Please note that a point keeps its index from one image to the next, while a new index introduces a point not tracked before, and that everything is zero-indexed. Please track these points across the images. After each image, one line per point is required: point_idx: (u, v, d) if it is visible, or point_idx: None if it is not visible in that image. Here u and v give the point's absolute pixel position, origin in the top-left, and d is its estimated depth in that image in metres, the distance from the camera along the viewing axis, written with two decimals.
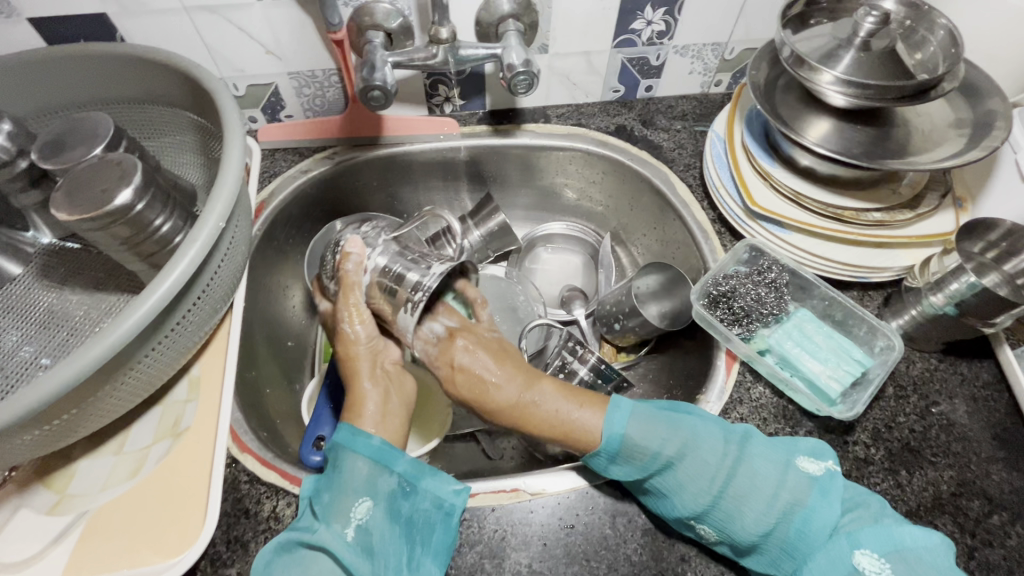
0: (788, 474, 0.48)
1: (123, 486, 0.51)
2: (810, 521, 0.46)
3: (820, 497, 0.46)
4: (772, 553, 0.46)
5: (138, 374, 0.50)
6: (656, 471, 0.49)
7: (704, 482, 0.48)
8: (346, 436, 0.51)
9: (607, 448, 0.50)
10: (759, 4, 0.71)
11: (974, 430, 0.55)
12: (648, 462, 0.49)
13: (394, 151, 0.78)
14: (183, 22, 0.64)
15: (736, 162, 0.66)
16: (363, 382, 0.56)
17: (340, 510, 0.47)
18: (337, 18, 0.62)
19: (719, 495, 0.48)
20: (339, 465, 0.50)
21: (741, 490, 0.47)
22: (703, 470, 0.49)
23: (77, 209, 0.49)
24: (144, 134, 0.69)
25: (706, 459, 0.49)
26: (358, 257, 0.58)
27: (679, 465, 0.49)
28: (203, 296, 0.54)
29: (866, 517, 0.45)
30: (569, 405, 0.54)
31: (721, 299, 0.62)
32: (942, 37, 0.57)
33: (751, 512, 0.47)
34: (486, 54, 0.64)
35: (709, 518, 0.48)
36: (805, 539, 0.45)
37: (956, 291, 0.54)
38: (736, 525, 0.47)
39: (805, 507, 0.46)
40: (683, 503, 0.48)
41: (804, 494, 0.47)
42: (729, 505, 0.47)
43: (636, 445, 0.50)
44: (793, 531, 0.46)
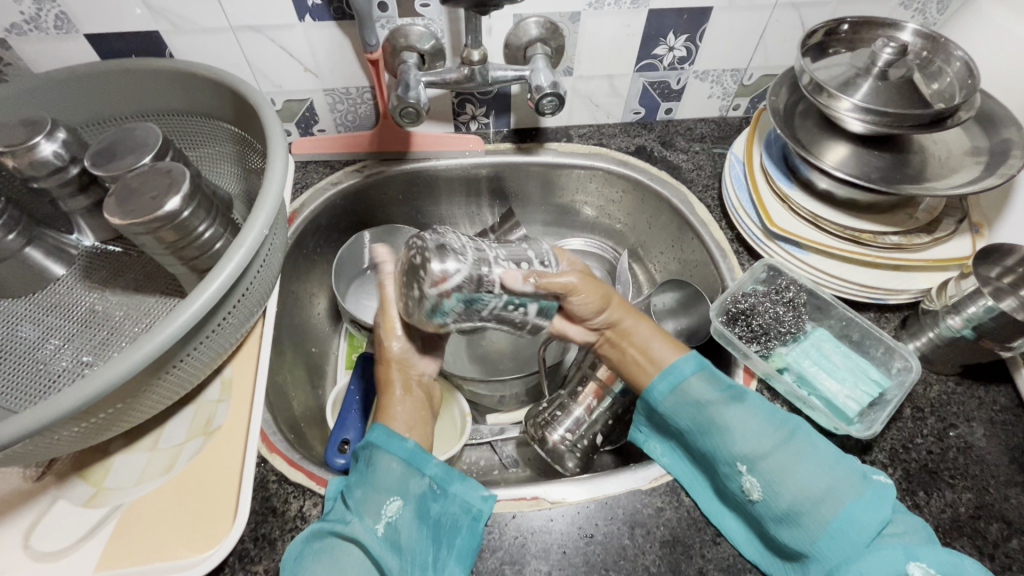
0: (843, 463, 0.48)
1: (157, 481, 0.53)
2: (862, 514, 0.45)
3: (880, 498, 0.46)
4: (810, 532, 0.46)
5: (178, 373, 0.52)
6: (727, 402, 0.52)
7: (766, 428, 0.50)
8: (381, 436, 0.52)
9: (692, 365, 0.54)
10: (778, 32, 0.74)
11: (991, 453, 0.56)
12: (721, 390, 0.53)
13: (420, 166, 0.81)
14: (229, 41, 0.68)
15: (755, 184, 0.68)
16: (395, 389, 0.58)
17: (372, 506, 0.48)
18: (374, 39, 0.65)
19: (773, 445, 0.49)
20: (372, 462, 0.50)
21: (796, 452, 0.48)
22: (768, 420, 0.50)
23: (128, 214, 0.51)
24: (186, 144, 0.72)
25: (770, 414, 0.51)
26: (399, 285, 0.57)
27: (746, 404, 0.51)
28: (242, 300, 0.56)
29: (913, 535, 0.45)
30: (656, 335, 0.58)
31: (740, 316, 0.63)
32: (959, 69, 0.60)
33: (801, 476, 0.47)
34: (515, 75, 0.67)
35: (760, 467, 0.48)
36: (854, 528, 0.45)
37: (973, 314, 0.55)
38: (784, 483, 0.47)
39: (861, 497, 0.46)
40: (742, 439, 0.50)
41: (859, 487, 0.47)
42: (785, 462, 0.48)
43: (712, 378, 0.54)
44: (841, 514, 0.45)
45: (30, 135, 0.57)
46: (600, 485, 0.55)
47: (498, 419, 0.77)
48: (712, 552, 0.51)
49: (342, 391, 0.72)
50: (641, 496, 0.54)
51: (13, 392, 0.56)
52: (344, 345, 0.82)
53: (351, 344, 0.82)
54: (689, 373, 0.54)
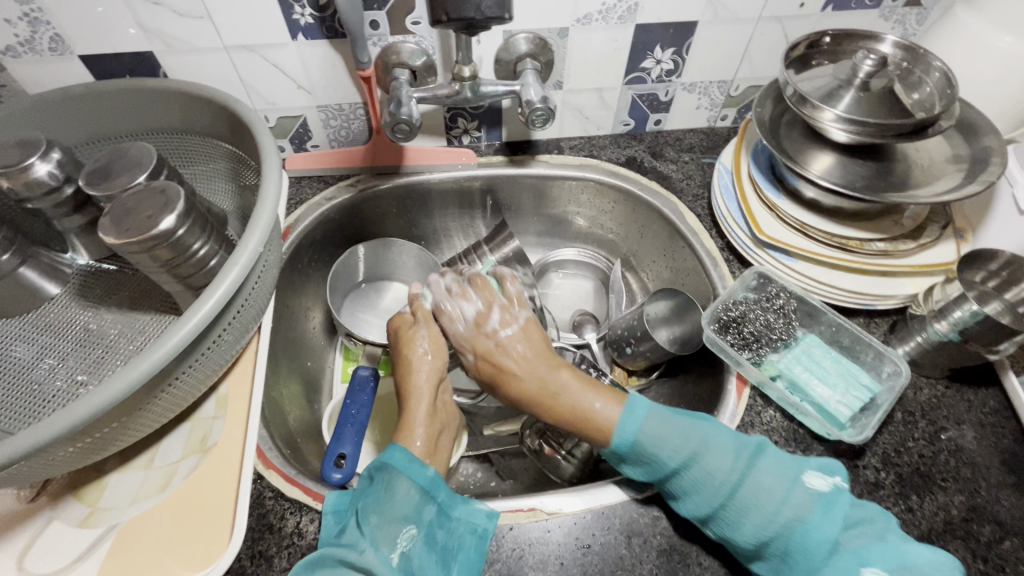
0: (786, 484, 0.48)
1: (152, 500, 0.53)
2: (812, 532, 0.46)
3: (821, 514, 0.46)
4: (774, 563, 0.47)
5: (174, 390, 0.52)
6: (664, 474, 0.50)
7: (703, 487, 0.49)
8: (401, 461, 0.51)
9: (617, 449, 0.52)
10: (762, 46, 0.75)
11: (982, 456, 0.56)
12: (651, 466, 0.51)
13: (414, 180, 0.82)
14: (223, 60, 0.69)
15: (744, 194, 0.69)
16: (421, 414, 0.57)
17: (388, 534, 0.47)
18: (366, 57, 0.66)
19: (717, 498, 0.48)
20: (390, 486, 0.49)
21: (739, 494, 0.48)
22: (704, 478, 0.49)
23: (123, 233, 0.52)
24: (181, 161, 0.73)
25: (710, 470, 0.49)
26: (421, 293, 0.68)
27: (684, 464, 0.49)
28: (237, 317, 0.56)
29: (871, 537, 0.45)
30: (585, 390, 0.57)
31: (732, 324, 0.63)
32: (938, 79, 0.61)
33: (746, 522, 0.47)
34: (505, 90, 0.68)
35: (712, 523, 0.49)
36: (806, 553, 0.45)
37: (959, 318, 0.55)
38: (734, 531, 0.48)
39: (805, 522, 0.46)
40: (688, 504, 0.50)
41: (805, 508, 0.47)
42: (727, 514, 0.48)
43: (643, 452, 0.51)
44: (792, 542, 0.46)
45: (24, 156, 0.57)
46: (597, 494, 0.55)
47: (493, 430, 0.76)
48: (709, 561, 0.51)
49: (339, 405, 0.72)
50: (637, 505, 0.54)
51: (6, 413, 0.56)
52: (340, 360, 0.83)
53: (347, 357, 0.83)
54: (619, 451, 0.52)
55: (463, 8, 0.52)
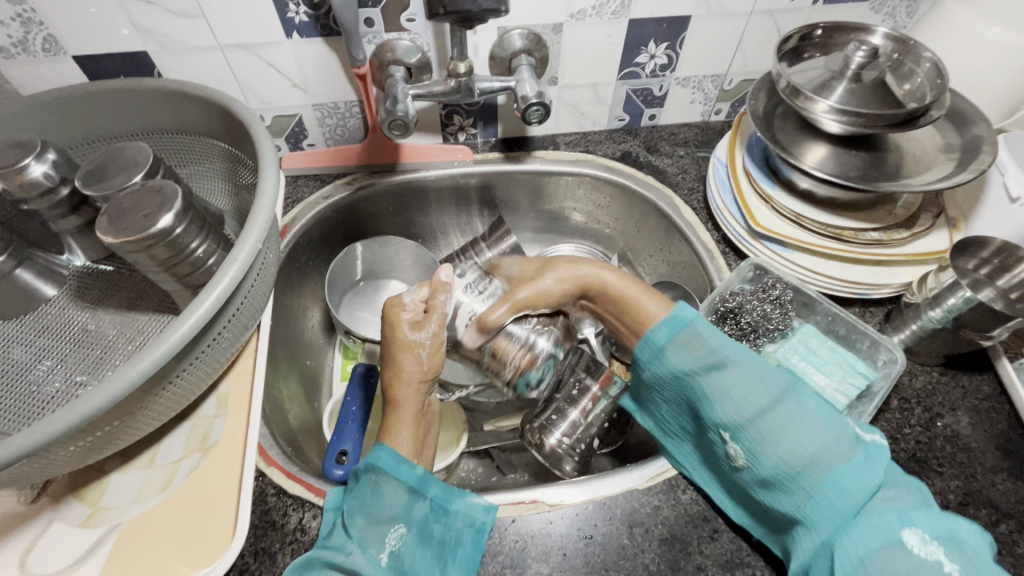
0: (835, 426, 0.47)
1: (154, 499, 0.53)
2: (849, 480, 0.44)
3: (866, 461, 0.45)
4: (797, 497, 0.46)
5: (174, 389, 0.52)
6: (704, 371, 0.52)
7: (747, 393, 0.49)
8: (387, 461, 0.51)
9: (667, 332, 0.55)
10: (755, 39, 0.76)
11: (978, 441, 0.57)
12: (699, 356, 0.53)
13: (410, 177, 0.82)
14: (218, 59, 0.69)
15: (739, 186, 0.70)
16: (406, 422, 0.57)
17: (374, 536, 0.48)
18: (361, 55, 0.67)
19: (754, 408, 0.48)
20: (376, 488, 0.50)
21: (779, 416, 0.47)
22: (747, 387, 0.49)
23: (121, 234, 0.52)
24: (177, 162, 0.72)
25: (755, 377, 0.50)
26: (446, 284, 0.59)
27: (729, 369, 0.51)
28: (236, 315, 0.57)
29: (907, 499, 0.43)
30: (640, 292, 0.60)
31: (729, 315, 0.64)
32: (929, 69, 0.62)
33: (783, 442, 0.46)
34: (501, 86, 0.69)
35: (744, 436, 0.49)
36: (839, 493, 0.44)
37: (953, 305, 0.56)
38: (765, 450, 0.47)
39: (846, 464, 0.44)
40: (725, 408, 0.50)
41: (847, 452, 0.45)
42: (763, 430, 0.47)
43: (692, 342, 0.53)
44: (825, 480, 0.44)
45: (19, 157, 0.57)
46: (597, 486, 0.56)
47: (493, 426, 0.76)
48: (710, 549, 0.52)
49: (338, 402, 0.73)
50: (638, 495, 0.55)
51: (5, 415, 0.56)
52: (339, 358, 0.83)
53: (345, 355, 0.83)
54: (665, 340, 0.55)
55: (460, 2, 0.52)
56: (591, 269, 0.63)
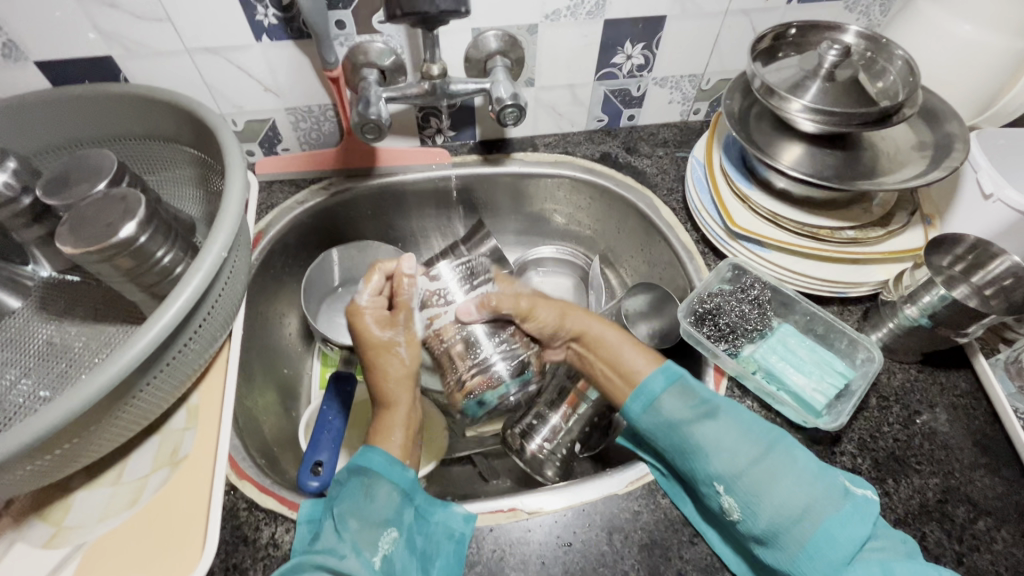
0: (824, 478, 0.48)
1: (120, 517, 0.51)
2: (840, 530, 0.45)
3: (855, 513, 0.46)
4: (790, 551, 0.46)
5: (139, 402, 0.51)
6: (696, 421, 0.51)
7: (739, 446, 0.49)
8: (381, 464, 0.51)
9: (662, 381, 0.54)
10: (731, 39, 0.76)
11: (955, 438, 0.57)
12: (694, 407, 0.52)
13: (388, 181, 0.81)
14: (185, 63, 0.67)
15: (717, 186, 0.69)
16: (398, 424, 0.59)
17: (367, 539, 0.47)
18: (333, 57, 0.66)
19: (748, 459, 0.49)
20: (369, 490, 0.50)
21: (770, 467, 0.48)
22: (738, 438, 0.50)
23: (81, 243, 0.50)
24: (146, 168, 0.71)
25: (745, 427, 0.51)
26: (410, 278, 0.64)
27: (721, 420, 0.51)
28: (205, 324, 0.55)
29: (894, 551, 0.45)
30: (633, 348, 0.61)
31: (707, 316, 0.63)
32: (901, 67, 0.62)
33: (777, 493, 0.47)
34: (475, 88, 0.68)
35: (735, 488, 0.48)
36: (833, 544, 0.44)
37: (928, 303, 0.56)
38: (758, 501, 0.47)
39: (837, 515, 0.45)
40: (716, 457, 0.49)
41: (837, 502, 0.46)
42: (757, 481, 0.48)
43: (685, 392, 0.53)
44: (817, 532, 0.45)
45: None
46: (577, 492, 0.55)
47: (477, 431, 0.75)
48: (690, 553, 0.51)
49: (315, 412, 0.71)
50: (618, 501, 0.54)
51: None
52: (318, 366, 0.82)
53: (324, 363, 0.82)
54: (660, 389, 0.54)
55: (417, 5, 0.51)
56: (594, 325, 0.65)
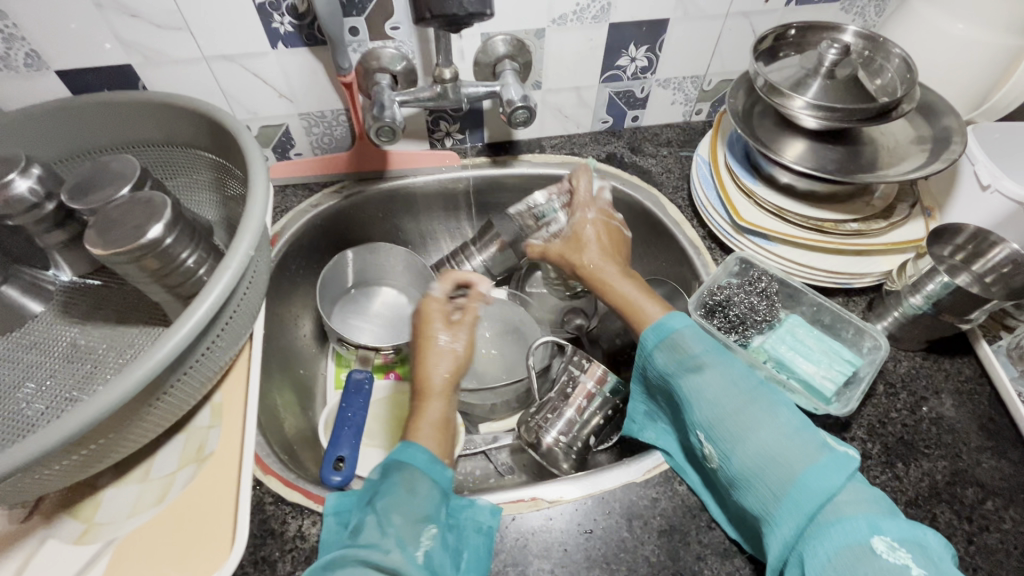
0: (806, 431, 0.47)
1: (149, 513, 0.52)
2: (810, 479, 0.44)
3: (831, 465, 0.45)
4: (763, 498, 0.47)
5: (167, 400, 0.52)
6: (682, 374, 0.54)
7: (721, 397, 0.51)
8: (423, 461, 0.51)
9: (653, 337, 0.58)
10: (732, 41, 0.78)
11: (962, 422, 0.59)
12: (683, 362, 0.55)
13: (399, 184, 0.83)
14: (202, 71, 0.69)
15: (722, 182, 0.71)
16: (432, 414, 0.57)
17: (411, 532, 0.45)
18: (346, 63, 0.67)
19: (727, 408, 0.50)
20: (410, 485, 0.48)
21: (750, 417, 0.49)
22: (721, 391, 0.51)
23: (110, 245, 0.52)
24: (165, 173, 0.72)
25: (734, 381, 0.52)
26: (483, 294, 0.67)
27: (707, 374, 0.53)
28: (229, 323, 0.57)
29: (875, 506, 0.42)
30: (643, 293, 0.63)
31: (717, 309, 0.65)
32: (898, 65, 0.64)
33: (752, 442, 0.48)
34: (486, 91, 0.70)
35: (716, 437, 0.50)
36: (802, 492, 0.44)
37: (932, 291, 0.58)
38: (734, 450, 0.49)
39: (810, 466, 0.45)
40: (699, 408, 0.52)
41: (815, 454, 0.46)
42: (733, 431, 0.49)
43: (678, 346, 0.56)
44: (787, 480, 0.45)
45: (3, 172, 0.57)
46: (597, 480, 0.56)
47: (490, 429, 0.79)
48: (708, 538, 0.53)
49: (333, 410, 0.72)
50: (636, 488, 0.55)
51: None
52: (332, 367, 0.83)
53: (339, 363, 0.83)
54: (652, 345, 0.58)
55: (446, 6, 0.53)
56: (606, 271, 0.67)
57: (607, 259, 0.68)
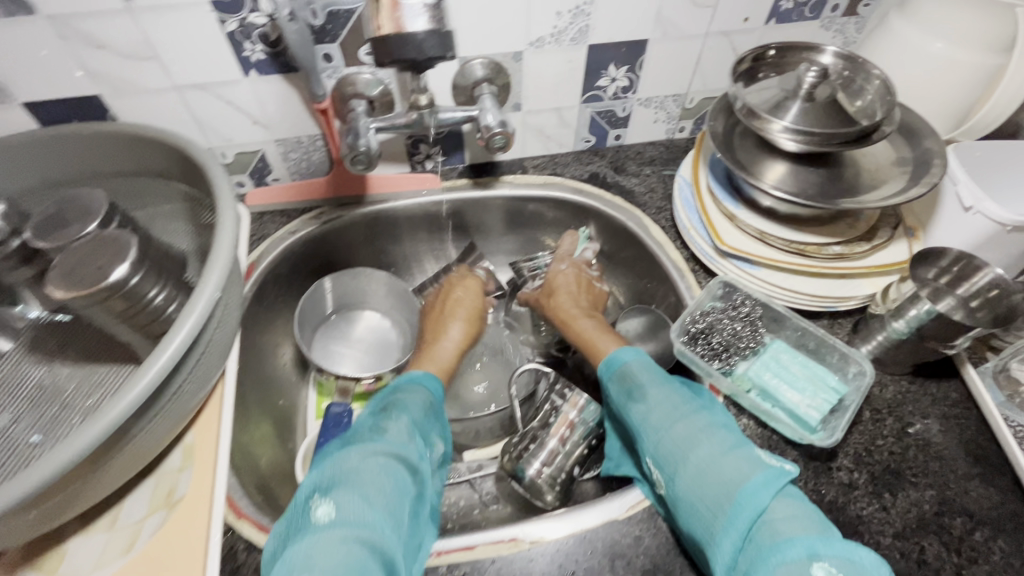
0: (741, 450, 0.48)
1: (116, 564, 0.50)
2: (743, 497, 0.44)
3: (762, 480, 0.44)
4: (704, 522, 0.45)
5: (133, 447, 0.51)
6: (629, 402, 0.56)
7: (664, 420, 0.52)
8: (439, 395, 0.65)
9: (606, 370, 0.61)
10: (712, 59, 0.77)
11: (949, 448, 0.58)
12: (631, 390, 0.56)
13: (379, 208, 0.82)
14: (174, 99, 0.68)
15: (704, 205, 0.70)
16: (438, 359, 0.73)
17: (422, 444, 0.57)
18: (322, 90, 0.67)
19: (668, 430, 0.51)
20: (429, 409, 0.62)
21: (689, 438, 0.49)
22: (663, 414, 0.52)
23: (73, 287, 0.50)
24: (133, 206, 0.69)
25: (675, 405, 0.53)
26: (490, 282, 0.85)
27: (651, 399, 0.54)
28: (198, 364, 0.55)
29: (805, 523, 0.42)
30: (600, 333, 0.69)
31: (701, 335, 0.64)
32: (878, 86, 0.63)
33: (692, 464, 0.48)
34: (463, 116, 0.69)
35: (661, 462, 0.50)
36: (737, 510, 0.44)
37: (914, 317, 0.57)
38: (676, 473, 0.48)
39: (743, 483, 0.45)
40: (646, 433, 0.52)
41: (748, 471, 0.45)
42: (675, 454, 0.49)
43: (626, 377, 0.58)
44: (723, 499, 0.45)
45: None
46: (580, 518, 0.54)
47: (475, 456, 0.78)
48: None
49: (312, 444, 0.72)
50: (618, 526, 0.54)
51: None
52: (313, 396, 0.81)
53: (320, 394, 0.81)
54: (605, 377, 0.60)
55: (405, 52, 0.51)
56: (573, 313, 0.73)
57: (573, 303, 0.76)
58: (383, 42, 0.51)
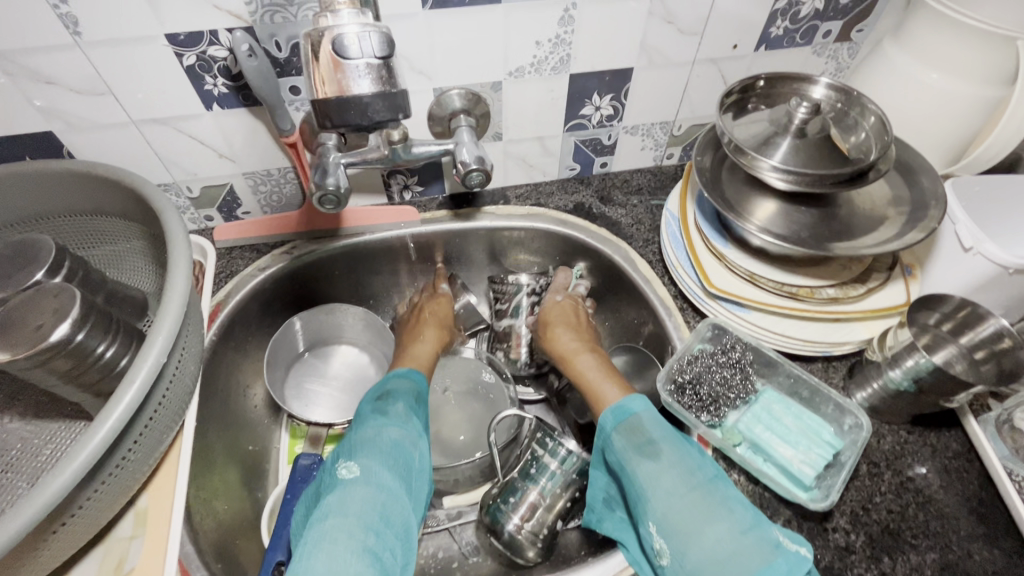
0: (759, 529, 0.45)
1: None
2: None
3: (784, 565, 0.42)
4: None
5: (75, 521, 0.47)
6: (637, 458, 0.52)
7: (676, 485, 0.48)
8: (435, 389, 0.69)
9: (612, 419, 0.56)
10: (700, 86, 0.74)
11: (951, 506, 0.55)
12: (640, 445, 0.53)
13: (354, 241, 0.78)
14: (133, 135, 0.64)
15: (692, 244, 0.67)
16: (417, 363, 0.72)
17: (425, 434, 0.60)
18: (287, 124, 0.63)
19: (681, 498, 0.48)
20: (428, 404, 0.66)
21: (703, 510, 0.46)
22: (675, 479, 0.49)
23: (12, 348, 0.47)
24: (88, 244, 0.67)
25: (687, 471, 0.49)
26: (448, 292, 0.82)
27: (663, 461, 0.50)
28: (149, 425, 0.51)
29: None
30: (604, 376, 0.65)
31: (688, 386, 0.60)
32: (873, 124, 0.61)
33: (705, 540, 0.45)
34: (438, 150, 0.65)
35: (668, 532, 0.47)
36: None
37: (912, 366, 0.54)
38: (687, 547, 0.45)
39: (763, 567, 0.42)
40: (653, 498, 0.49)
41: (768, 555, 0.43)
42: (687, 526, 0.46)
43: (634, 429, 0.54)
44: None
45: None
46: None
47: (455, 502, 0.74)
48: None
49: (280, 496, 0.68)
50: None
51: None
52: (286, 439, 0.79)
53: (293, 436, 0.79)
54: (611, 427, 0.56)
55: (349, 116, 0.48)
56: (573, 350, 0.70)
57: (572, 337, 0.72)
58: (323, 105, 0.48)
